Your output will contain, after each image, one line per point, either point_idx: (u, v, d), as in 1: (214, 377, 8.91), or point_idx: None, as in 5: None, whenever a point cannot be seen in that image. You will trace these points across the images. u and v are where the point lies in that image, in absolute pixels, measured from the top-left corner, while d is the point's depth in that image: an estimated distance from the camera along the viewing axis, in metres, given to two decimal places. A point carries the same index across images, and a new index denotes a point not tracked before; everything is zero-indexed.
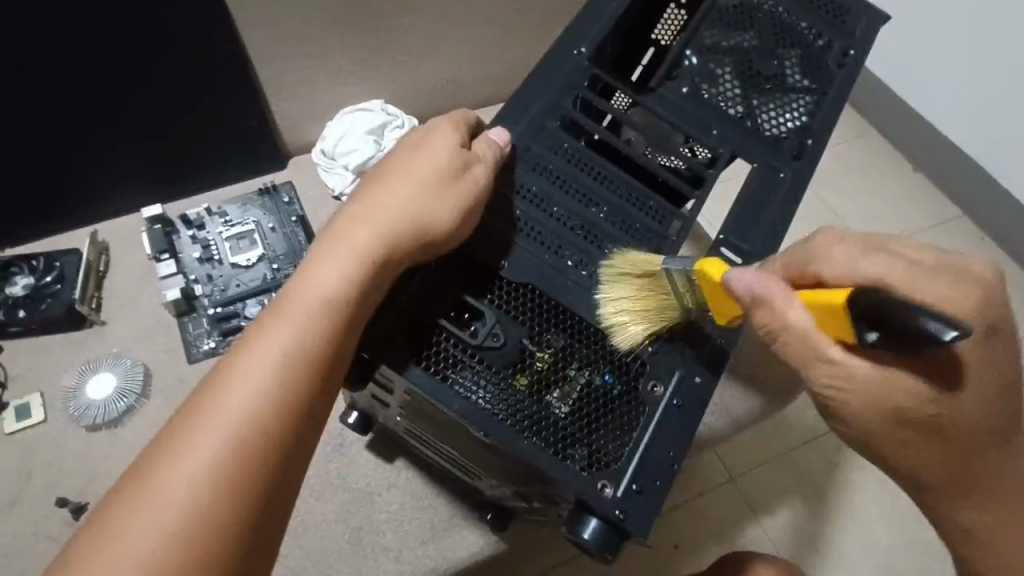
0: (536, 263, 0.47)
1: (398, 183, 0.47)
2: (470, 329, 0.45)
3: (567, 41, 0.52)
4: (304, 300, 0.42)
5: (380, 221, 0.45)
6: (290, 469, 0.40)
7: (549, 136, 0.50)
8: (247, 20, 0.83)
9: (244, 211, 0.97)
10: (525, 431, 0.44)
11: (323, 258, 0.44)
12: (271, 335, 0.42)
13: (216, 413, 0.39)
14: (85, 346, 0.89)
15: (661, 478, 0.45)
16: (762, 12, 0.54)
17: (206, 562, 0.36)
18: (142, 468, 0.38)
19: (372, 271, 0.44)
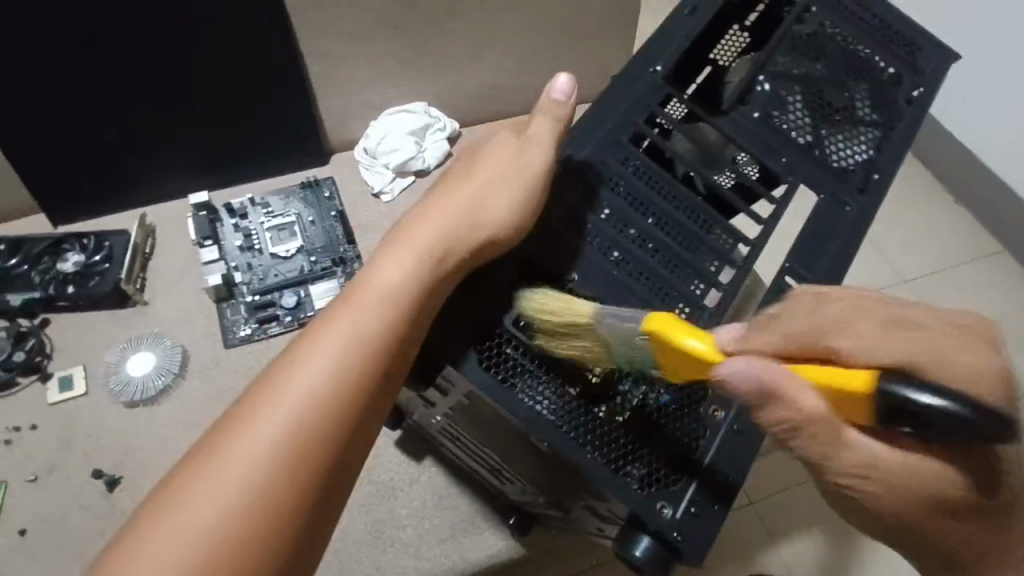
0: (603, 277, 0.47)
1: (468, 184, 0.50)
2: (539, 339, 0.46)
3: (644, 59, 0.53)
4: (372, 294, 0.44)
5: (445, 223, 0.47)
6: (347, 458, 0.41)
7: (623, 151, 0.50)
8: (304, 15, 0.87)
9: (285, 204, 0.99)
10: (586, 444, 0.45)
11: (390, 251, 0.46)
12: (339, 324, 0.43)
13: (281, 396, 0.41)
14: (128, 324, 0.92)
15: (718, 503, 0.45)
16: (835, 42, 0.55)
17: (263, 537, 0.38)
18: (208, 445, 0.40)
19: (435, 265, 0.45)
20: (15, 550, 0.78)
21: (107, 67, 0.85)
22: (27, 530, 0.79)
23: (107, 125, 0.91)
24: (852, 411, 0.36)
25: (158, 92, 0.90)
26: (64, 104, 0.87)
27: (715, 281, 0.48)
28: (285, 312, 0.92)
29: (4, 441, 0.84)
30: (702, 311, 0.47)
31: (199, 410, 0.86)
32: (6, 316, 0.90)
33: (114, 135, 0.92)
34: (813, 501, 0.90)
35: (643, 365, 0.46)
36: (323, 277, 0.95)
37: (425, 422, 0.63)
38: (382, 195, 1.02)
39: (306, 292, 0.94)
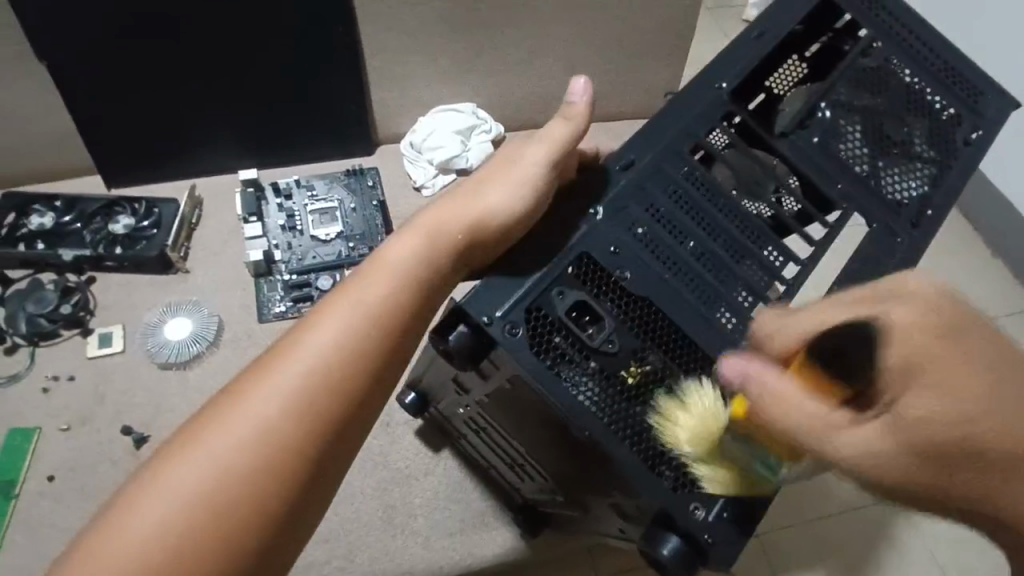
0: (654, 283, 0.48)
1: (482, 186, 0.52)
2: (589, 332, 0.46)
3: (708, 77, 0.53)
4: (390, 270, 0.48)
5: (452, 221, 0.50)
6: (358, 414, 0.45)
7: (682, 161, 0.51)
8: (369, 11, 0.90)
9: (329, 188, 1.02)
10: (626, 439, 0.45)
11: (402, 234, 0.50)
12: (359, 294, 0.47)
13: (301, 351, 0.44)
14: (169, 289, 0.95)
15: (751, 511, 0.46)
16: (897, 78, 0.55)
17: (276, 476, 0.40)
18: (228, 392, 0.43)
19: (439, 253, 0.50)
20: (43, 494, 0.80)
21: (176, 41, 0.88)
22: (55, 476, 0.81)
23: (170, 97, 0.94)
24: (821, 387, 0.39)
25: (222, 72, 0.93)
26: (132, 73, 0.90)
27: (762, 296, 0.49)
28: (320, 293, 0.95)
29: (42, 388, 0.87)
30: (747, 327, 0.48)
31: (228, 380, 0.88)
32: (55, 269, 0.94)
33: (175, 107, 0.95)
34: (823, 537, 0.89)
35: (685, 370, 0.47)
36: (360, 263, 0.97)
37: (450, 410, 0.64)
38: (422, 189, 1.04)
39: (342, 277, 0.96)
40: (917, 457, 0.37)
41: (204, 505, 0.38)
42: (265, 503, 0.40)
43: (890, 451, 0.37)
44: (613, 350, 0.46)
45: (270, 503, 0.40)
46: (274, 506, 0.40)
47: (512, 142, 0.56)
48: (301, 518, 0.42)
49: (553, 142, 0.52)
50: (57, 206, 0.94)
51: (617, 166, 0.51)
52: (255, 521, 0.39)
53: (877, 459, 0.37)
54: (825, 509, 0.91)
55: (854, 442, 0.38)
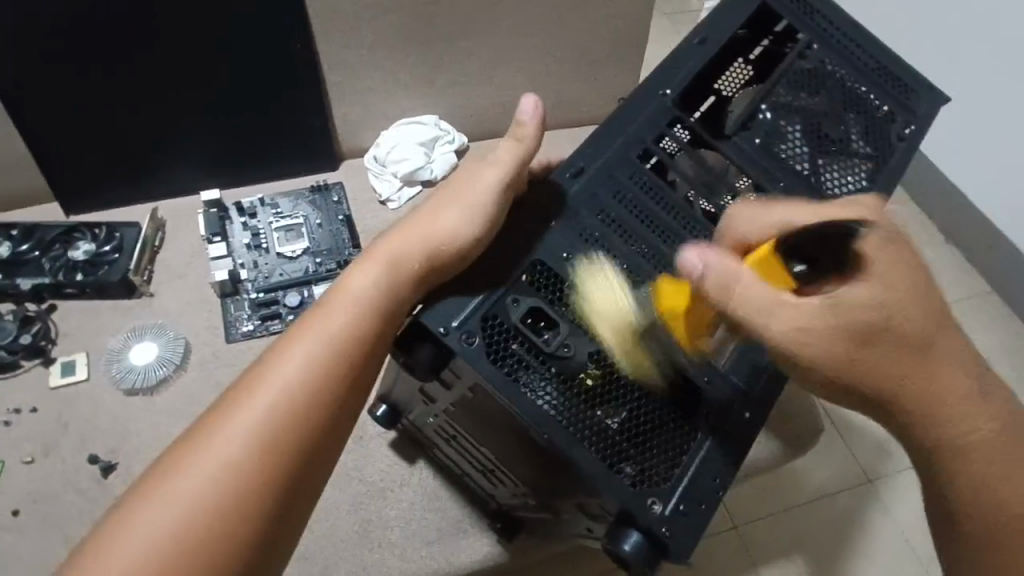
0: (603, 283, 0.49)
1: (439, 210, 0.52)
2: (544, 337, 0.48)
3: (654, 83, 0.55)
4: (344, 301, 0.48)
5: (408, 245, 0.50)
6: (326, 437, 0.45)
7: (629, 166, 0.52)
8: (326, 28, 0.90)
9: (295, 205, 1.02)
10: (585, 441, 0.46)
11: (360, 263, 0.50)
12: (314, 326, 0.47)
13: (261, 388, 0.44)
14: (133, 313, 0.93)
15: (705, 502, 0.47)
16: (833, 78, 0.57)
17: (243, 513, 0.40)
18: (190, 436, 0.43)
19: (399, 278, 0.49)
20: (7, 528, 0.78)
21: (130, 62, 0.88)
22: (20, 510, 0.80)
23: (126, 120, 0.93)
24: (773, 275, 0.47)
25: (179, 93, 0.92)
26: (87, 97, 0.89)
27: None
28: (288, 311, 0.94)
29: (3, 421, 0.85)
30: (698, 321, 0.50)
31: (195, 402, 0.87)
32: (14, 299, 0.92)
33: (132, 130, 0.94)
34: (794, 525, 0.92)
35: (640, 370, 0.49)
36: (328, 279, 0.97)
37: (419, 419, 0.65)
38: (388, 202, 1.04)
39: (309, 293, 0.96)
40: (851, 341, 0.44)
41: (174, 550, 0.38)
42: (231, 536, 0.40)
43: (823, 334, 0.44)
44: (569, 354, 0.48)
45: (240, 541, 0.40)
46: (242, 542, 0.40)
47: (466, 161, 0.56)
48: (273, 551, 0.42)
49: (503, 164, 0.52)
50: (14, 235, 0.93)
51: (567, 174, 0.52)
52: (226, 561, 0.39)
53: (813, 333, 0.44)
54: (796, 497, 0.93)
55: (788, 321, 0.44)
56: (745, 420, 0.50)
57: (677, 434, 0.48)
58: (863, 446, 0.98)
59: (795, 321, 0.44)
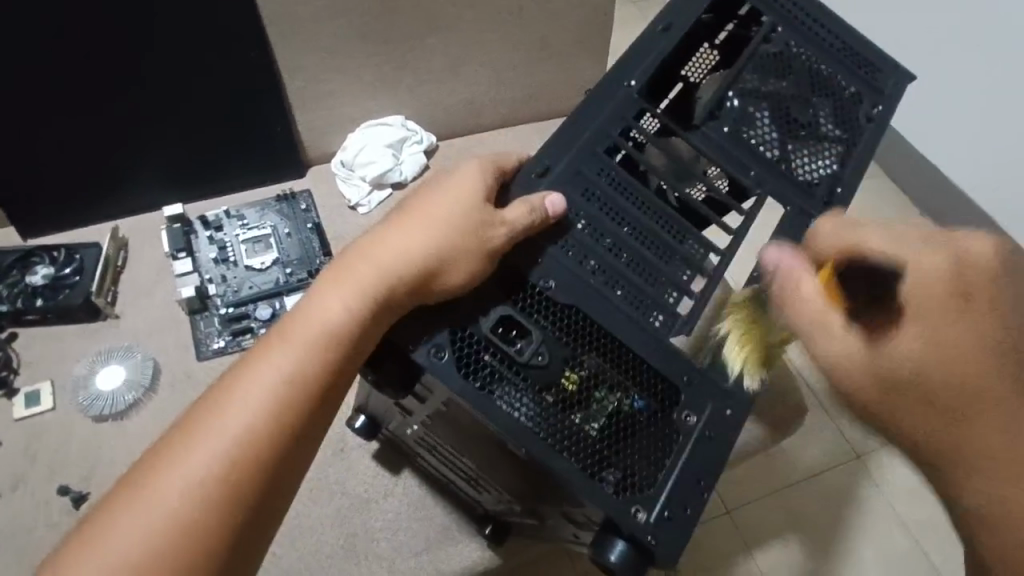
0: (577, 285, 0.48)
1: (425, 231, 0.47)
2: (516, 346, 0.47)
3: (618, 75, 0.54)
4: (307, 325, 0.44)
5: (390, 268, 0.46)
6: (286, 468, 0.42)
7: (597, 161, 0.51)
8: (281, 31, 0.87)
9: (262, 215, 0.99)
10: (564, 451, 0.45)
11: (332, 282, 0.46)
12: (275, 354, 0.44)
13: (214, 423, 0.41)
14: (98, 337, 0.90)
15: (690, 506, 0.46)
16: (800, 61, 0.56)
17: (193, 559, 0.38)
18: (137, 475, 0.40)
19: (375, 305, 0.45)
20: None
21: (76, 77, 0.84)
22: None
23: (77, 138, 0.89)
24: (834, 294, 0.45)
25: (132, 106, 0.89)
26: (34, 115, 0.85)
27: (688, 290, 0.50)
28: (259, 324, 0.92)
29: None
30: (675, 320, 0.49)
31: (168, 424, 0.84)
32: None
33: (85, 148, 0.90)
34: (784, 506, 0.92)
35: (620, 377, 0.47)
36: (299, 289, 0.94)
37: (400, 431, 0.63)
38: (358, 207, 1.02)
39: (281, 304, 0.93)
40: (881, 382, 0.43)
41: None
42: None
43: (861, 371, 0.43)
44: (542, 362, 0.47)
45: None
46: None
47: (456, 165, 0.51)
48: None
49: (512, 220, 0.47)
50: None
51: (534, 173, 0.51)
52: None
53: (846, 363, 0.43)
54: (786, 479, 0.93)
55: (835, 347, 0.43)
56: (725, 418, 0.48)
57: (658, 438, 0.47)
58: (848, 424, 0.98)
59: (843, 347, 0.43)
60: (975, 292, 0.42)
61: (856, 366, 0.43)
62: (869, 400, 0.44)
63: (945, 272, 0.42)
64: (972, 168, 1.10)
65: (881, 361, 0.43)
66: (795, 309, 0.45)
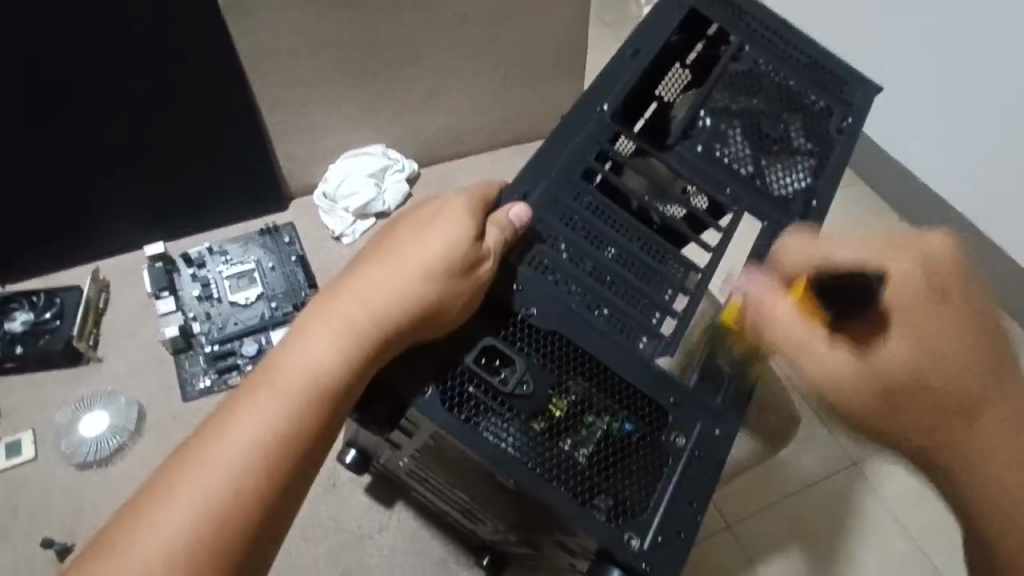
0: (559, 310, 0.48)
1: (412, 263, 0.47)
2: (501, 376, 0.46)
3: (591, 99, 0.54)
4: (295, 365, 0.43)
5: (379, 304, 0.45)
6: (275, 516, 0.41)
7: (573, 185, 0.52)
8: (260, 69, 0.86)
9: (245, 251, 0.98)
10: (555, 480, 0.45)
11: (320, 319, 0.45)
12: (263, 395, 0.42)
13: (200, 471, 0.40)
14: (81, 382, 0.89)
15: (683, 529, 0.46)
16: (769, 78, 0.57)
17: None
18: (119, 527, 0.39)
19: (366, 343, 0.44)
20: None
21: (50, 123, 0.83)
22: None
23: (54, 183, 0.88)
24: (812, 313, 0.44)
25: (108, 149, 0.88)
26: (8, 162, 0.84)
27: (671, 310, 0.50)
28: (245, 360, 0.91)
29: None
30: (658, 340, 0.49)
31: (154, 469, 0.83)
32: None
33: (61, 191, 0.89)
34: (791, 515, 0.91)
35: (607, 401, 0.47)
36: (284, 322, 0.94)
37: (391, 464, 0.62)
38: (342, 238, 1.02)
39: (267, 340, 0.93)
40: (884, 398, 0.42)
41: None
42: None
43: (866, 386, 0.42)
44: (528, 390, 0.46)
45: None
46: None
47: (438, 196, 0.52)
48: None
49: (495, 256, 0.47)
50: None
51: (511, 199, 0.51)
52: None
53: (840, 380, 0.43)
54: (785, 489, 0.93)
55: (829, 364, 0.43)
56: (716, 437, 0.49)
57: (649, 462, 0.47)
58: (842, 431, 0.98)
59: (830, 368, 0.43)
60: (942, 293, 0.42)
61: (856, 386, 0.43)
62: (878, 413, 0.43)
63: (912, 281, 0.42)
64: (960, 170, 1.07)
65: (874, 378, 0.42)
66: (777, 328, 0.45)
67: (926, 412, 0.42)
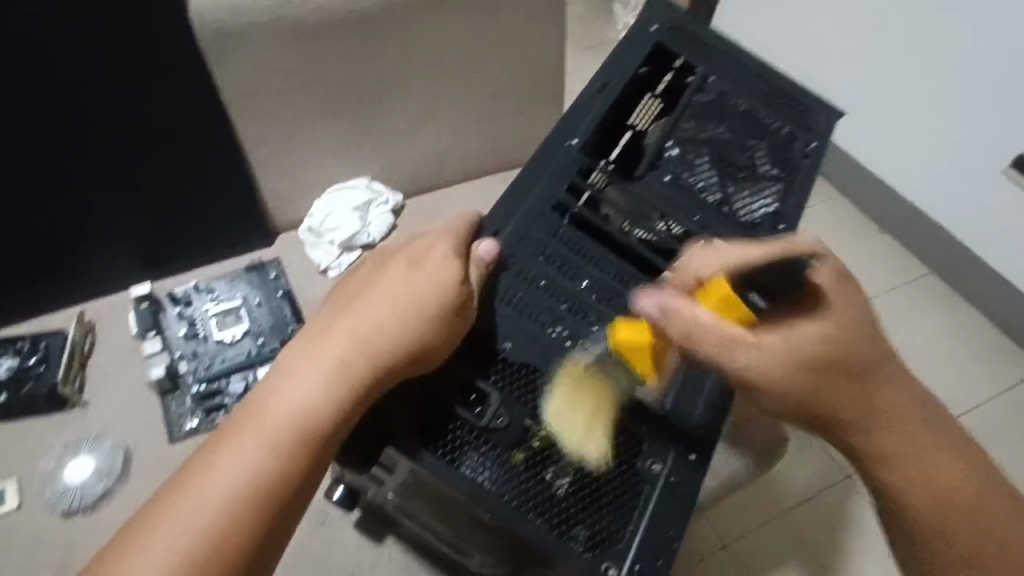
0: (533, 343, 0.51)
1: (393, 306, 0.49)
2: (476, 411, 0.48)
3: (563, 132, 0.57)
4: (280, 404, 0.46)
5: (361, 346, 0.47)
6: (261, 548, 0.44)
7: (546, 220, 0.55)
8: (243, 107, 0.87)
9: (231, 287, 0.99)
10: (532, 514, 0.47)
11: (307, 360, 0.47)
12: (249, 433, 0.45)
13: (191, 504, 0.43)
14: (67, 428, 0.88)
15: (660, 557, 0.48)
16: (734, 107, 0.59)
17: None
18: (115, 555, 0.42)
19: (348, 384, 0.46)
20: None
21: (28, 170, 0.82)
22: None
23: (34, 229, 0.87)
24: (731, 310, 0.49)
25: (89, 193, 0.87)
26: None
27: None
28: (232, 399, 0.92)
29: None
30: (632, 369, 0.52)
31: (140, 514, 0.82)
32: None
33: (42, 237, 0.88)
34: None
35: (580, 431, 0.49)
36: (271, 358, 0.96)
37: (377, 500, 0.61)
38: (328, 271, 1.02)
39: (254, 376, 0.95)
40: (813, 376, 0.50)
41: None
42: None
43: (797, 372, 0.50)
44: (503, 425, 0.48)
45: None
46: None
47: (424, 235, 0.55)
48: None
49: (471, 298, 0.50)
50: None
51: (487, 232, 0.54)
52: None
53: (776, 371, 0.49)
54: None
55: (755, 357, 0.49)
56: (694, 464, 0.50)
57: (623, 490, 0.49)
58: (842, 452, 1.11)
59: (758, 355, 0.49)
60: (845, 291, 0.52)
61: (783, 374, 0.50)
62: (805, 391, 0.50)
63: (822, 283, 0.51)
64: None
65: (798, 361, 0.50)
66: (711, 339, 0.48)
67: (853, 401, 0.51)
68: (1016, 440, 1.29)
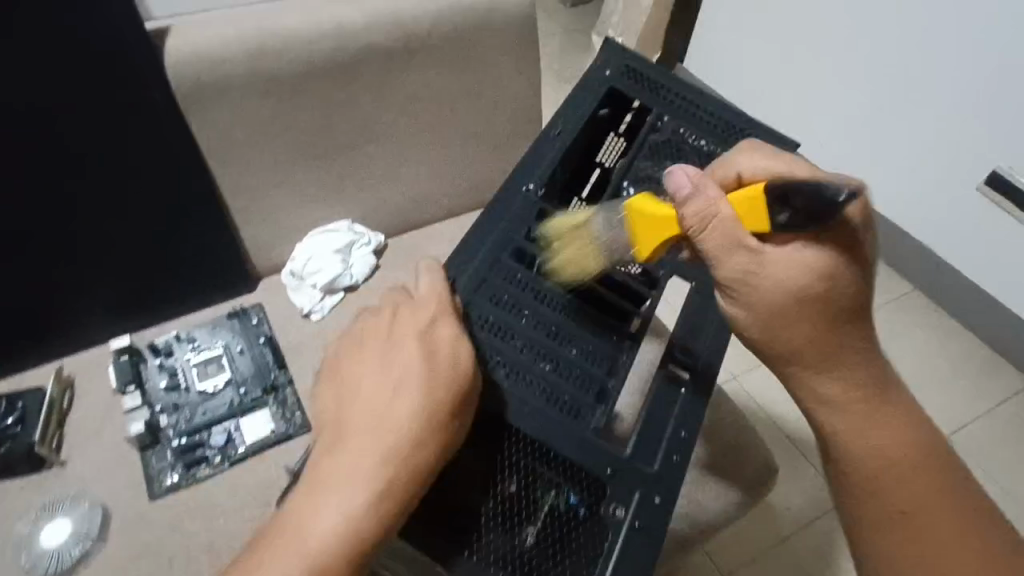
0: (493, 389, 0.53)
1: (405, 412, 0.50)
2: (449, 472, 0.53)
3: (520, 178, 0.60)
4: (312, 526, 0.48)
5: (381, 462, 0.48)
6: None
7: (503, 266, 0.57)
8: (221, 156, 0.87)
9: (213, 334, 0.98)
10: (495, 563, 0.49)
11: (330, 476, 0.49)
12: (287, 558, 0.47)
13: None
14: (45, 489, 0.86)
15: None
16: (689, 144, 0.62)
17: None
18: None
19: (375, 502, 0.47)
20: None
21: None
22: None
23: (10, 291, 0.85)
24: (755, 213, 0.47)
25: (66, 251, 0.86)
26: None
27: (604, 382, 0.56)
28: (214, 452, 0.90)
29: None
30: (592, 412, 0.54)
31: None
32: None
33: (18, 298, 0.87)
34: None
35: (545, 480, 0.52)
36: (254, 407, 0.94)
37: None
38: (311, 314, 1.00)
39: (237, 427, 0.92)
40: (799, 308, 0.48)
41: None
42: None
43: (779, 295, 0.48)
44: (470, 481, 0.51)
45: None
46: None
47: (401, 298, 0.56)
48: None
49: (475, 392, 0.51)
50: None
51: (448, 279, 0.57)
52: None
53: (765, 285, 0.48)
54: None
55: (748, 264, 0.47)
56: (657, 506, 0.52)
57: (590, 536, 0.51)
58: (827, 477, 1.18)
59: (751, 265, 0.47)
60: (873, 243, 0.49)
61: (771, 292, 0.48)
62: (777, 318, 0.49)
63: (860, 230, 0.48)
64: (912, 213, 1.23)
65: (788, 287, 0.47)
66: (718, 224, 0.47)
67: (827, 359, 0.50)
68: (1006, 458, 1.30)
